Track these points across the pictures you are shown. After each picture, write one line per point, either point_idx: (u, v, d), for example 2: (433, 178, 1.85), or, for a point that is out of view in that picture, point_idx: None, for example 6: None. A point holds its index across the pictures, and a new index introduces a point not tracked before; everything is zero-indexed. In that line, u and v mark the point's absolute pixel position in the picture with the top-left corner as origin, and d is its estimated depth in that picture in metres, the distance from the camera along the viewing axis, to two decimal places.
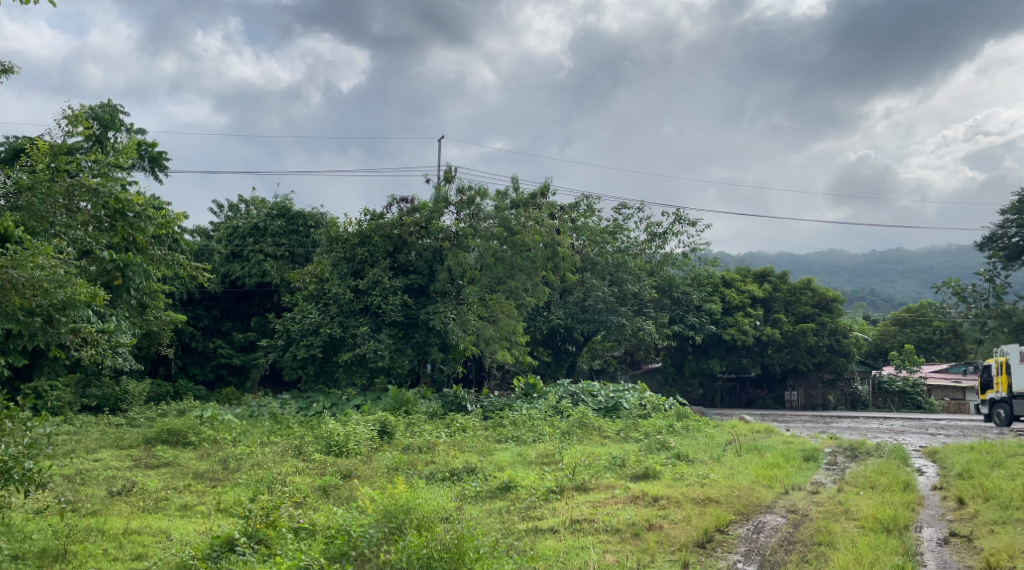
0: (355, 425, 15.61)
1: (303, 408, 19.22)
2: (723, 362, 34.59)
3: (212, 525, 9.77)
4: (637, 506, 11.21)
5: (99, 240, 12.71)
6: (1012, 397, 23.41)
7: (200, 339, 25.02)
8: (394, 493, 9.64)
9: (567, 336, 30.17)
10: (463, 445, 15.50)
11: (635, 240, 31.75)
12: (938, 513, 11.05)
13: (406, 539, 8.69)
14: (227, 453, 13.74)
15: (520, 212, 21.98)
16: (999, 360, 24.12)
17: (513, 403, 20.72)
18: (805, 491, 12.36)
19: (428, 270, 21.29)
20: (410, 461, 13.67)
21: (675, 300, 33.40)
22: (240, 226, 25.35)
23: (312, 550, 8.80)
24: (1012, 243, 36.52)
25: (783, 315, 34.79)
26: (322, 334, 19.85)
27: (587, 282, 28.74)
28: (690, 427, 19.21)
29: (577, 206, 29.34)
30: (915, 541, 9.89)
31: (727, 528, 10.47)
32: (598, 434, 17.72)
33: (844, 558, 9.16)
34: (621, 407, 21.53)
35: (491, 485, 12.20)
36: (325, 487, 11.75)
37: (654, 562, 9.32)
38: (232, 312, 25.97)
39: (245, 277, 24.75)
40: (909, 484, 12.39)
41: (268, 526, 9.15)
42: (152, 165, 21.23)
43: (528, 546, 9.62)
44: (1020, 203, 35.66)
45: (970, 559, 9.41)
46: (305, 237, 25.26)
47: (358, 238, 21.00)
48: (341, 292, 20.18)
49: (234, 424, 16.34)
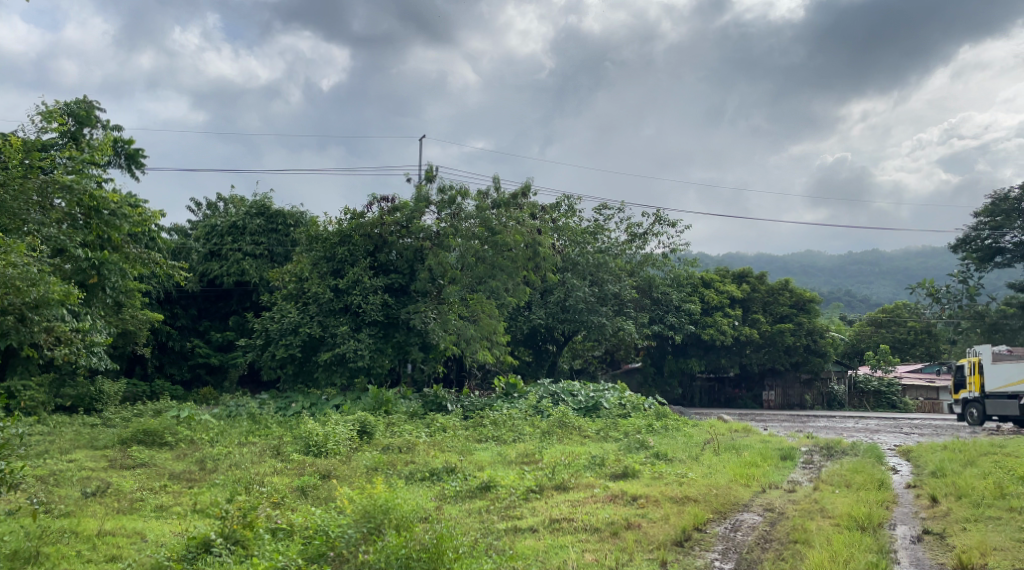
0: (334, 424, 15.54)
1: (281, 408, 19.13)
2: (702, 362, 34.80)
3: (188, 526, 9.70)
4: (615, 505, 11.25)
5: (73, 237, 12.69)
6: (985, 397, 23.68)
7: (178, 338, 24.82)
8: (374, 493, 9.62)
9: (547, 336, 30.23)
10: (443, 445, 15.48)
11: (615, 240, 31.85)
12: (912, 511, 11.18)
13: (385, 540, 8.67)
14: (205, 453, 13.68)
15: (501, 212, 21.98)
16: (973, 360, 24.44)
17: (493, 403, 20.70)
18: (782, 490, 12.46)
19: (409, 270, 21.22)
20: (390, 461, 13.65)
21: (655, 300, 33.57)
22: (219, 225, 25.21)
23: (290, 551, 8.80)
24: (985, 245, 36.98)
25: (761, 315, 35.02)
26: (301, 334, 19.75)
27: (567, 281, 28.71)
28: (669, 427, 19.28)
29: (558, 206, 29.40)
30: (890, 539, 10.00)
31: (704, 526, 10.54)
32: (577, 433, 17.72)
33: (819, 556, 9.23)
34: (600, 406, 21.58)
35: (471, 485, 12.20)
36: (303, 486, 11.73)
37: (632, 560, 9.37)
38: (210, 312, 25.77)
39: (223, 276, 24.59)
40: (883, 482, 12.53)
41: (246, 526, 9.08)
42: (129, 163, 21.03)
43: (506, 546, 9.63)
44: (993, 205, 36.19)
45: (943, 556, 9.51)
46: (284, 236, 25.18)
47: (338, 237, 20.87)
48: (320, 292, 20.09)
49: (212, 424, 16.25)
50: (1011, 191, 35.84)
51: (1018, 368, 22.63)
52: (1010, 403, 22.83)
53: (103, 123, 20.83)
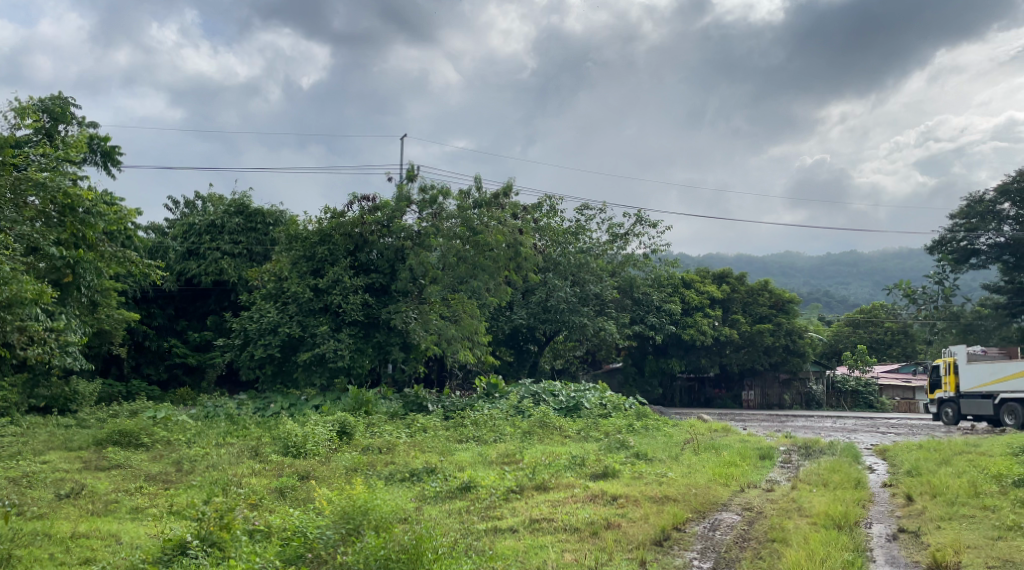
0: (313, 425, 15.47)
1: (260, 408, 19.03)
2: (683, 362, 34.95)
3: (164, 528, 9.61)
4: (595, 505, 11.27)
5: (47, 236, 12.57)
6: (960, 397, 23.95)
7: (154, 338, 24.62)
8: (353, 494, 9.60)
9: (529, 336, 30.24)
10: (423, 446, 15.47)
11: (597, 240, 31.93)
12: (887, 510, 11.28)
13: (364, 541, 8.63)
14: (181, 455, 13.57)
15: (483, 211, 21.96)
16: (948, 360, 24.72)
17: (474, 403, 20.69)
18: (760, 489, 12.54)
19: (389, 269, 21.13)
20: (370, 461, 13.63)
21: (636, 301, 33.69)
22: (197, 223, 25.00)
23: (267, 553, 8.75)
24: (960, 246, 37.36)
25: (741, 316, 35.21)
26: (280, 333, 19.64)
27: (549, 282, 28.75)
28: (649, 427, 19.35)
29: (540, 206, 29.41)
30: (866, 537, 10.09)
31: (684, 525, 10.58)
32: (558, 433, 17.74)
33: (796, 554, 9.29)
34: (581, 406, 21.62)
35: (452, 485, 12.19)
36: (282, 487, 11.67)
37: (612, 560, 9.39)
38: (187, 311, 25.56)
39: (201, 275, 24.41)
40: (860, 481, 12.64)
41: (223, 528, 9.00)
42: (105, 160, 20.83)
43: (486, 546, 9.63)
44: (968, 208, 36.84)
45: (918, 554, 9.59)
46: (263, 235, 25.03)
47: (318, 236, 20.81)
48: (300, 291, 19.99)
49: (189, 425, 16.15)
50: (986, 194, 36.35)
51: (992, 368, 22.90)
52: (984, 402, 23.08)
53: (79, 119, 20.62)
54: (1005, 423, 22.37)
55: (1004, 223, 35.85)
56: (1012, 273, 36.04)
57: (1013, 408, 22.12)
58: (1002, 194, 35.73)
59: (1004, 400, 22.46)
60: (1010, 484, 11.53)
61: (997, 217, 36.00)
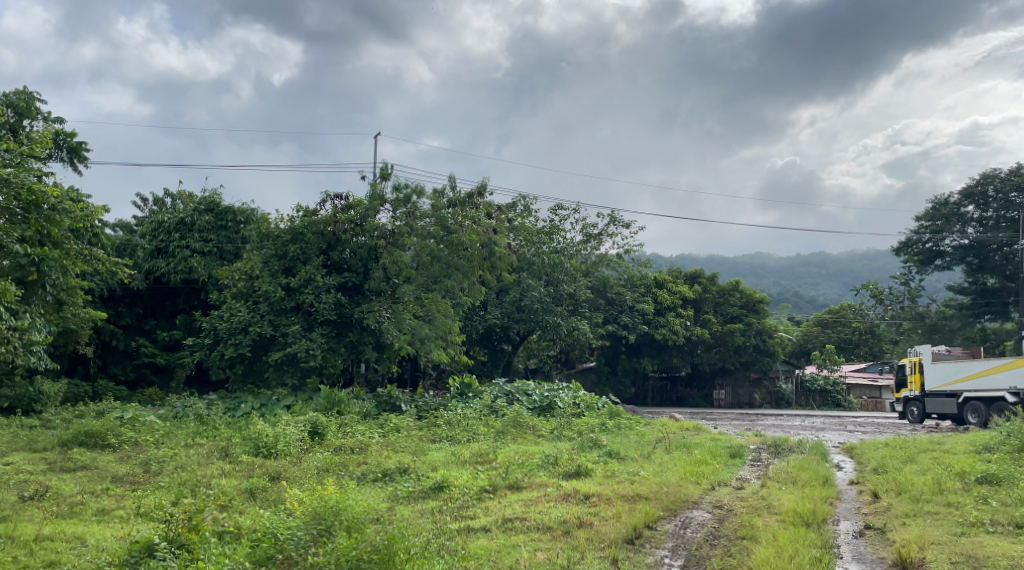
0: (284, 425, 15.35)
1: (230, 408, 18.88)
2: (655, 361, 35.17)
3: (131, 530, 9.51)
4: (568, 504, 11.30)
5: (10, 233, 12.35)
6: (924, 396, 24.32)
7: (122, 337, 24.32)
8: (325, 494, 9.55)
9: (502, 336, 30.25)
10: (396, 445, 15.45)
11: (571, 240, 32.07)
12: (854, 507, 11.43)
13: (335, 542, 8.60)
14: (148, 456, 13.40)
15: (457, 211, 21.84)
16: (913, 360, 25.10)
17: (447, 402, 20.64)
18: (730, 487, 12.66)
19: (362, 268, 20.98)
20: (342, 461, 13.58)
21: (609, 301, 33.94)
22: (165, 221, 24.69)
23: (236, 555, 8.69)
24: (926, 248, 37.95)
25: (712, 316, 35.47)
26: (251, 333, 19.48)
27: (523, 282, 28.78)
28: (621, 426, 19.39)
29: (514, 206, 29.37)
30: (833, 534, 10.21)
31: (655, 524, 10.64)
32: (532, 433, 17.76)
33: (765, 551, 9.40)
34: (554, 406, 21.66)
35: (424, 485, 12.17)
36: (252, 488, 11.57)
37: (584, 558, 9.43)
38: (156, 310, 25.29)
39: (170, 273, 24.13)
40: (828, 479, 12.78)
41: (191, 530, 8.89)
42: (71, 156, 20.56)
43: (459, 546, 9.62)
44: (933, 210, 37.47)
45: (884, 551, 9.71)
46: (234, 233, 24.84)
47: (290, 235, 20.68)
48: (272, 290, 19.84)
49: (158, 425, 15.98)
50: (951, 197, 36.88)
51: (955, 367, 23.25)
52: (948, 401, 23.44)
53: (45, 114, 20.32)
54: (969, 421, 22.75)
55: (969, 225, 36.35)
56: (976, 274, 36.75)
57: (976, 406, 22.50)
58: (966, 196, 36.27)
59: (967, 398, 22.83)
60: (973, 481, 11.74)
61: (961, 219, 36.50)
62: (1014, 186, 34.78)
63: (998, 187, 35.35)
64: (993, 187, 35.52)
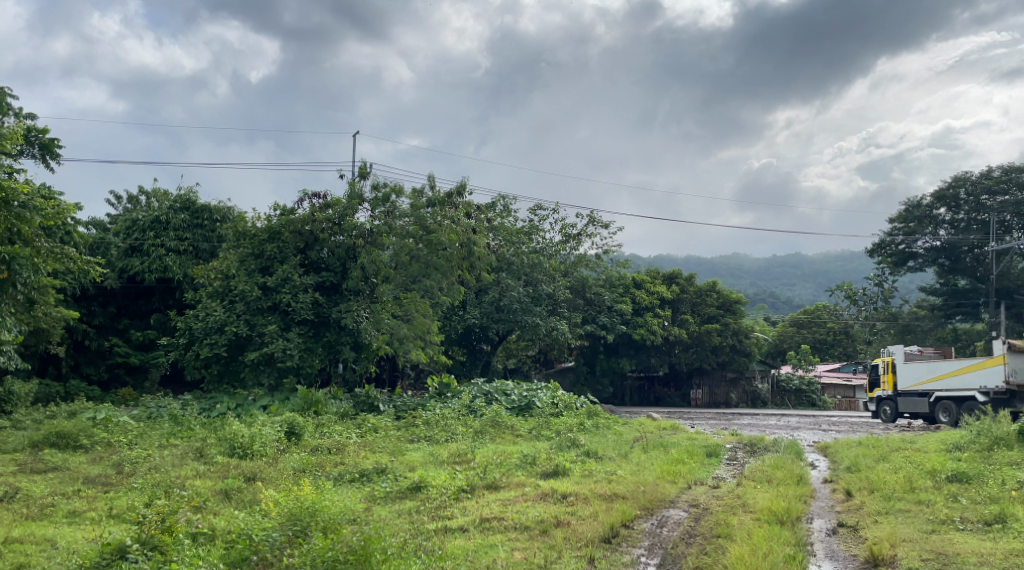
0: (260, 425, 15.23)
1: (206, 408, 18.72)
2: (633, 361, 35.31)
3: (103, 532, 9.42)
4: (546, 504, 11.31)
5: None
6: (897, 395, 24.61)
7: (95, 337, 24.02)
8: (300, 495, 9.48)
9: (481, 336, 30.20)
10: (373, 445, 15.41)
11: (550, 240, 32.15)
12: (828, 505, 11.53)
13: (311, 543, 8.56)
14: (121, 457, 13.25)
15: (436, 210, 22.08)
16: (886, 360, 25.38)
17: (426, 403, 20.61)
18: (706, 486, 12.74)
19: (340, 267, 20.85)
20: (319, 461, 13.52)
21: (588, 301, 34.12)
22: (140, 219, 24.48)
23: (211, 556, 8.62)
24: (899, 250, 38.36)
25: (689, 316, 35.65)
26: (227, 332, 19.31)
27: (502, 282, 28.81)
28: (598, 426, 19.39)
29: (494, 206, 29.34)
30: (807, 532, 10.30)
31: (632, 523, 10.68)
32: (510, 433, 17.77)
33: (739, 549, 9.44)
34: (532, 406, 21.67)
35: (402, 485, 12.15)
36: (226, 490, 11.48)
37: (561, 558, 9.44)
38: (130, 309, 25.04)
39: (144, 272, 23.87)
40: (803, 477, 12.92)
41: (165, 531, 8.84)
42: (42, 153, 20.29)
43: (436, 546, 9.61)
44: (906, 212, 37.98)
45: (856, 548, 9.81)
46: (210, 232, 24.67)
47: (267, 234, 20.54)
48: (248, 289, 19.66)
49: (130, 426, 15.81)
50: (924, 199, 37.42)
51: (927, 367, 23.54)
52: (920, 401, 23.77)
53: (16, 111, 20.07)
54: (940, 420, 23.06)
55: (940, 227, 36.87)
56: (947, 275, 37.25)
57: (947, 405, 22.81)
58: (939, 199, 36.79)
59: (939, 398, 23.12)
60: (944, 479, 11.89)
61: (933, 222, 37.00)
62: (985, 188, 35.41)
63: (970, 190, 35.91)
64: (965, 190, 36.07)
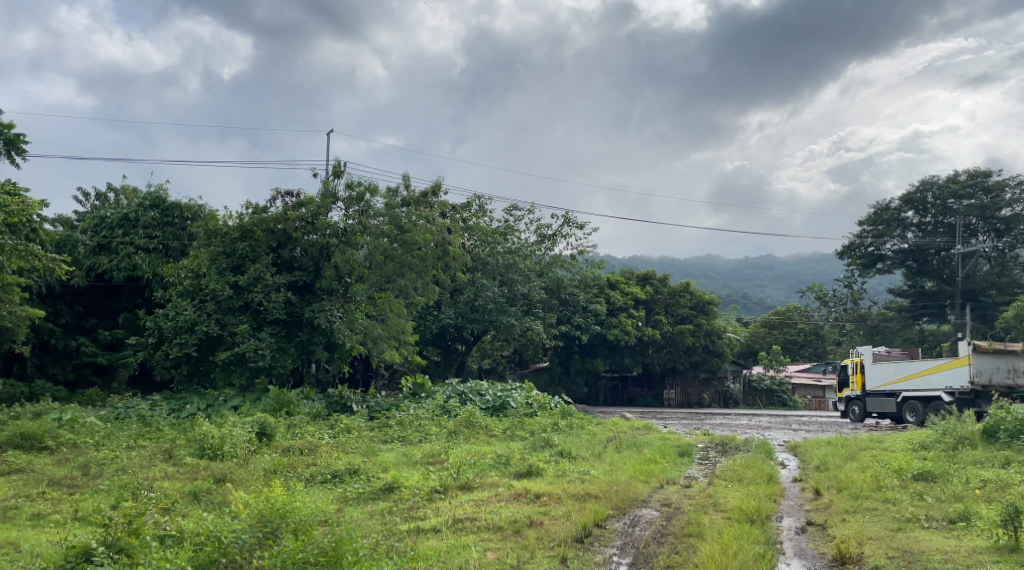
0: (231, 426, 15.05)
1: (175, 409, 18.50)
2: (607, 361, 35.40)
3: (68, 535, 9.29)
4: (518, 504, 11.30)
5: None
6: (866, 395, 24.89)
7: (61, 336, 23.63)
8: (270, 497, 9.38)
9: (456, 336, 30.17)
10: (346, 446, 15.36)
11: (525, 241, 32.19)
12: (797, 504, 11.64)
13: (281, 545, 8.49)
14: (88, 458, 13.05)
15: (411, 210, 21.96)
16: (855, 360, 25.65)
17: (400, 403, 20.56)
18: (679, 485, 12.82)
19: (314, 266, 20.75)
20: (290, 462, 13.42)
21: (563, 301, 34.12)
22: (108, 216, 24.16)
23: (178, 559, 8.53)
24: (868, 252, 38.78)
25: (663, 316, 35.81)
26: (197, 332, 19.09)
27: (476, 282, 28.75)
28: (572, 426, 19.39)
29: (469, 206, 29.30)
30: (776, 530, 10.40)
31: (605, 522, 10.71)
32: (484, 433, 17.73)
33: (711, 548, 9.49)
34: (507, 406, 21.67)
35: (375, 486, 12.10)
36: (196, 491, 11.36)
37: (533, 558, 9.46)
38: (97, 308, 24.70)
39: (113, 270, 23.56)
40: (772, 476, 13.04)
41: (131, 534, 8.72)
42: (8, 148, 19.95)
43: (408, 547, 9.59)
44: (875, 214, 38.44)
45: (824, 546, 9.91)
46: (180, 230, 24.42)
47: (239, 232, 20.33)
48: (219, 288, 19.44)
49: (98, 427, 15.59)
50: (892, 202, 37.96)
51: (895, 368, 23.83)
52: (888, 401, 24.04)
53: None
54: (907, 419, 23.35)
55: (908, 230, 37.48)
56: (914, 278, 38.09)
57: (914, 405, 23.11)
58: (907, 202, 37.38)
59: (905, 398, 23.42)
60: (910, 477, 12.04)
61: (902, 224, 37.58)
62: (952, 192, 35.99)
63: (937, 194, 36.50)
64: (932, 194, 36.70)
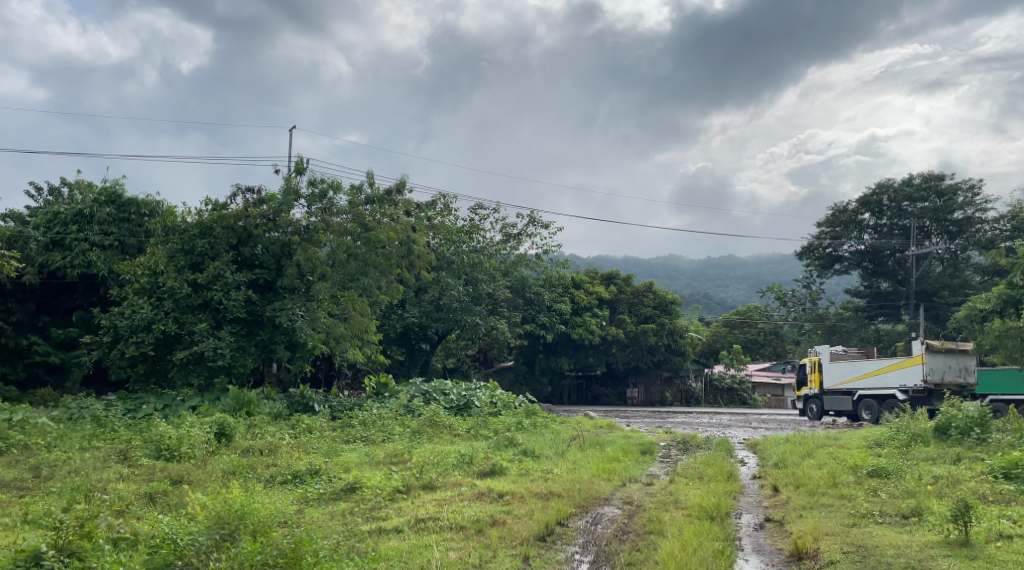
0: (189, 426, 14.78)
1: (131, 409, 18.13)
2: (571, 360, 35.53)
3: (18, 539, 9.06)
4: (481, 503, 11.25)
5: None
6: (823, 393, 25.27)
7: (12, 335, 23.02)
8: (227, 497, 9.18)
9: (420, 335, 30.01)
10: (308, 446, 15.21)
11: (490, 240, 32.17)
12: (756, 501, 11.75)
13: (239, 546, 8.34)
14: (39, 461, 12.72)
15: (375, 208, 21.79)
16: (813, 359, 26.02)
17: (363, 402, 20.39)
18: (641, 483, 12.90)
19: (275, 265, 20.60)
20: (250, 464, 13.21)
21: (528, 301, 34.07)
22: (62, 212, 23.62)
23: (132, 562, 8.38)
24: (825, 253, 39.39)
25: (626, 316, 36.08)
26: (155, 330, 18.73)
27: (441, 281, 28.64)
28: (536, 425, 19.36)
29: (434, 205, 29.17)
30: (735, 527, 10.46)
31: (567, 520, 10.73)
32: (448, 432, 17.66)
33: (671, 545, 9.53)
34: (471, 405, 21.60)
35: (336, 486, 11.99)
36: (151, 494, 11.14)
37: (495, 558, 9.42)
38: (50, 306, 24.14)
39: (66, 268, 23.08)
40: (732, 474, 13.13)
41: (84, 537, 8.54)
42: None
43: (369, 547, 9.51)
44: (833, 216, 39.00)
45: (782, 542, 10.02)
46: (137, 227, 24.02)
47: (198, 229, 20.00)
48: (177, 286, 19.04)
49: (50, 428, 15.24)
50: (850, 204, 38.48)
51: (851, 367, 24.23)
52: (844, 399, 24.45)
53: None
54: (862, 418, 23.75)
55: (865, 232, 38.07)
56: (871, 278, 38.88)
57: (869, 404, 23.52)
58: (863, 205, 37.89)
59: (861, 396, 23.83)
60: (865, 474, 12.25)
61: (858, 226, 38.17)
62: (906, 195, 36.61)
63: (892, 196, 37.14)
64: (887, 196, 37.28)
